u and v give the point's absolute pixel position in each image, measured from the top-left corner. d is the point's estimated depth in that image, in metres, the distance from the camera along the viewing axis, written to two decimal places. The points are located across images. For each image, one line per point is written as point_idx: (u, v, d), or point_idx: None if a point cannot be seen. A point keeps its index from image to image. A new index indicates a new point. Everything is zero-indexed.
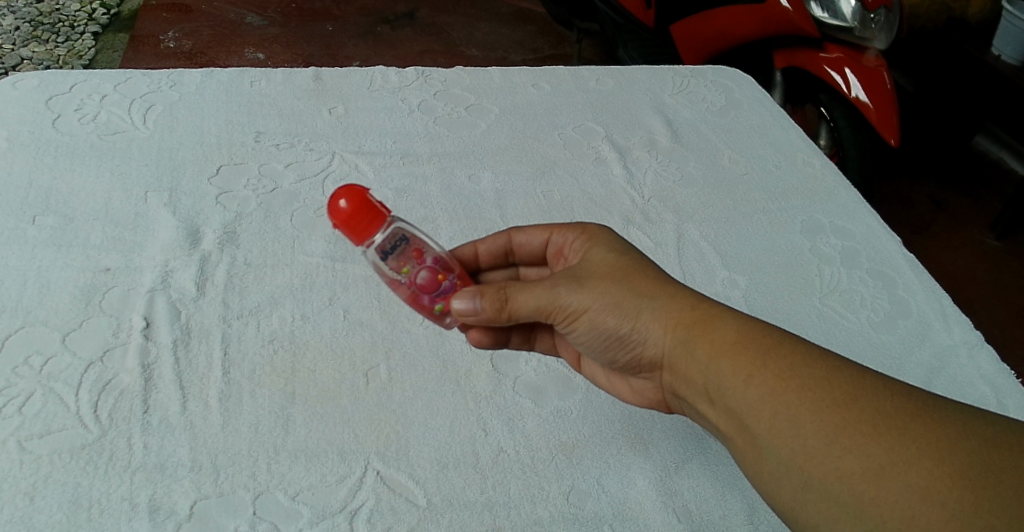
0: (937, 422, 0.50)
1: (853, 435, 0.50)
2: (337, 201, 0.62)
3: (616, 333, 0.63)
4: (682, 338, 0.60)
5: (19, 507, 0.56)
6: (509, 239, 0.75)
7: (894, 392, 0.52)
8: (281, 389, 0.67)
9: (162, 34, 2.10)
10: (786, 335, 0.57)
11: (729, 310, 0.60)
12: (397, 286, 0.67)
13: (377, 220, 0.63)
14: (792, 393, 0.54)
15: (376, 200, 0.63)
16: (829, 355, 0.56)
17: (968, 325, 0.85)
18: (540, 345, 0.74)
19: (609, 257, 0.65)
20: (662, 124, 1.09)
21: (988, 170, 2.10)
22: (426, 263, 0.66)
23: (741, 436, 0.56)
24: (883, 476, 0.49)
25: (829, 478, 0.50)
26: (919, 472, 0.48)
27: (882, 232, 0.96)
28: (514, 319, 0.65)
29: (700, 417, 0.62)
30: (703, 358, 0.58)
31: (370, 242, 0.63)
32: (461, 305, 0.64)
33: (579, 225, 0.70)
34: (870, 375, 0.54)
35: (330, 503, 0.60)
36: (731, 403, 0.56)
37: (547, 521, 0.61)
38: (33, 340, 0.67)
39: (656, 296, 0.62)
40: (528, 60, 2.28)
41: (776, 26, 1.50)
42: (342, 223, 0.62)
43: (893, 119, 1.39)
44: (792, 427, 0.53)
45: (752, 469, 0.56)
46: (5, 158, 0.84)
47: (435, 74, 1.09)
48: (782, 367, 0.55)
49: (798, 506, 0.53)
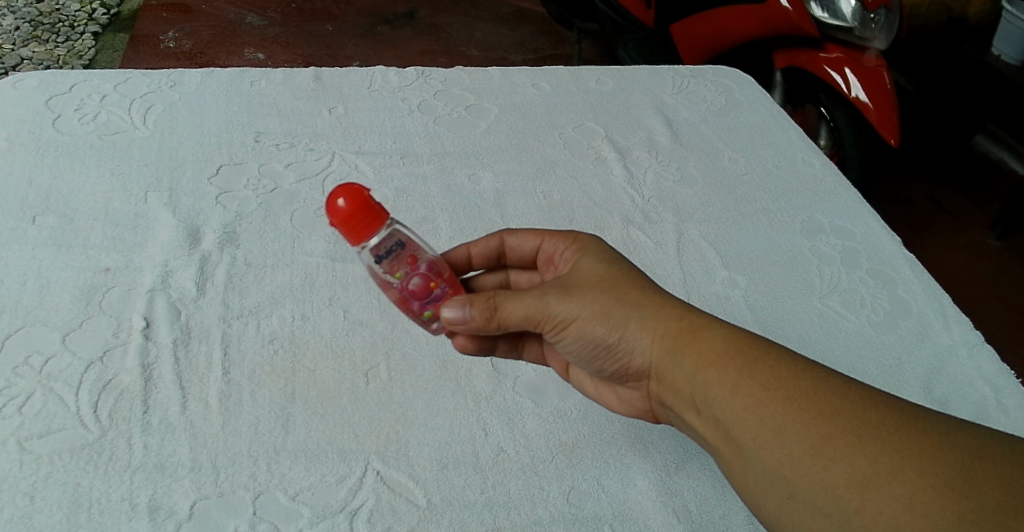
0: (922, 432, 0.50)
1: (838, 445, 0.51)
2: (335, 200, 0.60)
3: (605, 342, 0.63)
4: (670, 347, 0.60)
5: (19, 507, 0.56)
6: (502, 242, 0.75)
7: (880, 402, 0.52)
8: (281, 389, 0.67)
9: (162, 34, 2.10)
10: (772, 346, 0.58)
11: (716, 320, 0.60)
12: (388, 288, 0.66)
13: (374, 223, 0.61)
14: (778, 403, 0.54)
15: (375, 202, 0.61)
16: (815, 366, 0.56)
17: (967, 325, 0.85)
18: (527, 354, 0.73)
19: (598, 267, 0.65)
20: (662, 124, 1.09)
21: (988, 170, 2.10)
22: (420, 270, 0.66)
23: (727, 447, 0.56)
24: (868, 486, 0.48)
25: (814, 488, 0.50)
26: (904, 481, 0.48)
27: (882, 232, 0.96)
28: (503, 327, 0.64)
29: (688, 427, 0.62)
30: (691, 369, 0.58)
31: (367, 243, 0.62)
32: (450, 313, 0.63)
33: (570, 234, 0.70)
34: (855, 385, 0.54)
35: (330, 502, 0.60)
36: (717, 413, 0.56)
37: (547, 521, 0.61)
38: (32, 340, 0.67)
39: (644, 306, 0.62)
40: (528, 60, 2.28)
41: (776, 26, 1.50)
42: (340, 223, 0.61)
43: (893, 120, 1.39)
44: (778, 437, 0.53)
45: (739, 479, 0.56)
46: (5, 158, 0.84)
47: (435, 73, 1.09)
48: (768, 377, 0.55)
49: (785, 516, 0.53)
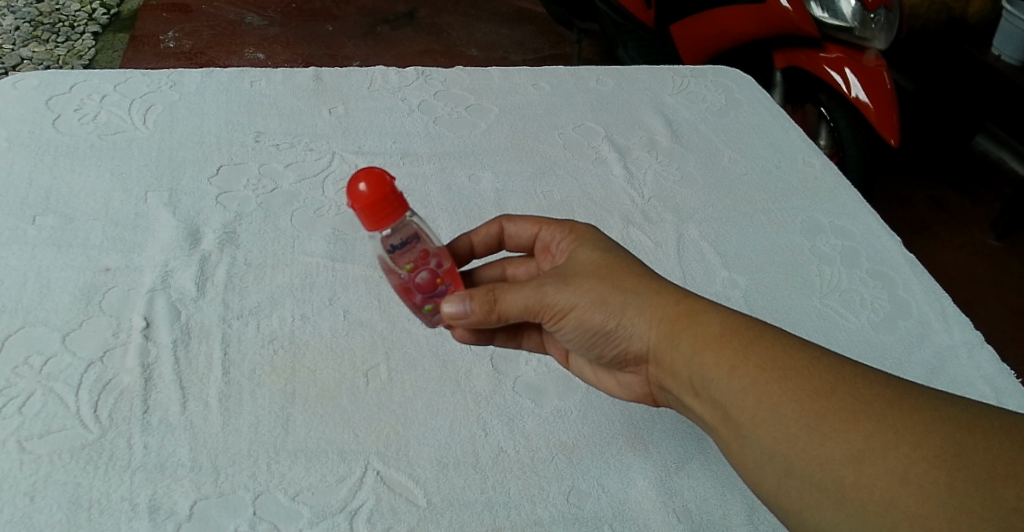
0: (913, 408, 0.50)
1: (834, 422, 0.51)
2: (356, 184, 0.60)
3: (603, 329, 0.63)
4: (667, 333, 0.60)
5: (19, 507, 0.56)
6: (501, 229, 0.75)
7: (873, 380, 0.53)
8: (282, 389, 0.67)
9: (162, 34, 2.10)
10: (768, 327, 0.58)
11: (713, 305, 0.60)
12: (392, 276, 0.66)
13: (393, 214, 0.60)
14: (774, 383, 0.54)
15: (396, 193, 0.60)
16: (810, 347, 0.56)
17: (968, 325, 0.85)
18: (528, 343, 0.74)
19: (595, 255, 0.65)
20: (662, 124, 1.09)
21: (988, 170, 2.10)
22: (428, 264, 0.66)
23: (725, 428, 0.56)
24: (863, 461, 0.49)
25: (811, 464, 0.51)
26: (897, 455, 0.48)
27: (883, 232, 0.96)
28: (503, 319, 0.64)
29: (686, 409, 0.62)
30: (688, 351, 0.58)
31: (381, 232, 0.61)
32: (450, 308, 0.63)
33: (566, 222, 0.70)
34: (849, 364, 0.54)
35: (330, 503, 0.60)
36: (715, 395, 0.56)
37: (547, 521, 0.61)
38: (33, 340, 0.67)
39: (640, 292, 0.62)
40: (528, 60, 2.28)
41: (776, 26, 1.50)
42: (359, 208, 0.60)
43: (893, 119, 1.39)
44: (774, 417, 0.53)
45: (737, 458, 0.56)
46: (5, 158, 0.84)
47: (435, 73, 1.09)
48: (764, 359, 0.55)
49: (782, 493, 0.53)
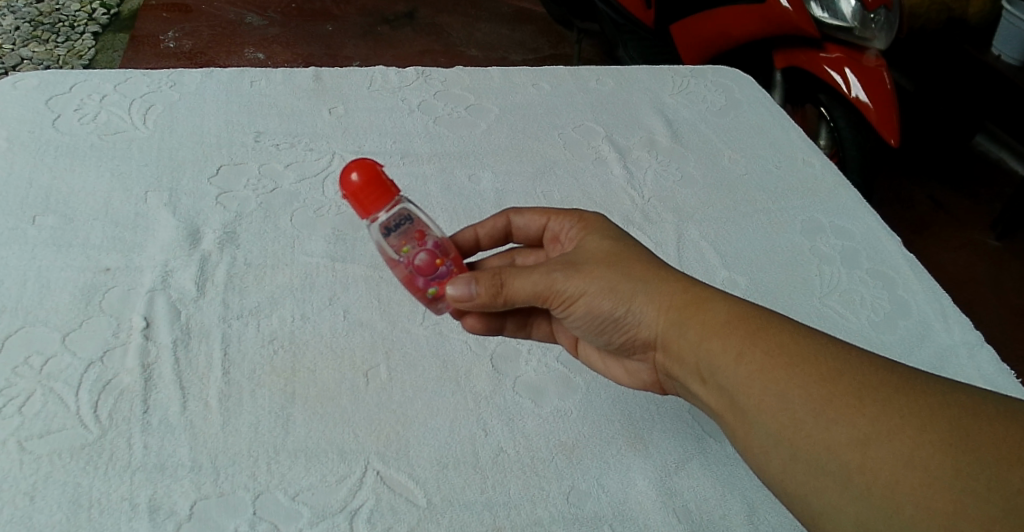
0: (918, 393, 0.50)
1: (841, 407, 0.51)
2: (349, 174, 0.63)
3: (612, 316, 0.63)
4: (675, 319, 0.60)
5: (19, 507, 0.56)
6: (508, 222, 0.76)
7: (878, 366, 0.53)
8: (282, 389, 0.67)
9: (162, 34, 2.10)
10: (775, 315, 0.58)
11: (720, 293, 0.61)
12: (395, 264, 0.66)
13: (385, 196, 0.63)
14: (782, 369, 0.54)
15: (386, 177, 0.64)
16: (818, 334, 0.56)
17: (968, 326, 0.85)
18: (537, 332, 0.75)
19: (603, 244, 0.65)
20: (662, 125, 1.09)
21: (988, 170, 2.10)
22: (426, 245, 0.66)
23: (731, 414, 0.56)
24: (868, 445, 0.49)
25: (816, 448, 0.51)
26: (902, 439, 0.48)
27: (883, 232, 0.96)
28: (510, 304, 0.64)
29: (692, 396, 0.62)
30: (695, 338, 0.59)
31: (376, 217, 0.63)
32: (455, 291, 0.63)
33: (575, 213, 0.70)
34: (854, 350, 0.54)
35: (330, 503, 0.60)
36: (722, 381, 0.57)
37: (547, 521, 0.61)
38: (33, 339, 0.67)
39: (648, 280, 0.62)
40: (528, 60, 2.28)
41: (776, 26, 1.50)
42: (352, 196, 0.63)
43: (893, 119, 1.39)
44: (782, 402, 0.53)
45: (743, 444, 0.56)
46: (5, 158, 0.84)
47: (435, 74, 1.09)
48: (771, 345, 0.55)
49: (787, 478, 0.52)
